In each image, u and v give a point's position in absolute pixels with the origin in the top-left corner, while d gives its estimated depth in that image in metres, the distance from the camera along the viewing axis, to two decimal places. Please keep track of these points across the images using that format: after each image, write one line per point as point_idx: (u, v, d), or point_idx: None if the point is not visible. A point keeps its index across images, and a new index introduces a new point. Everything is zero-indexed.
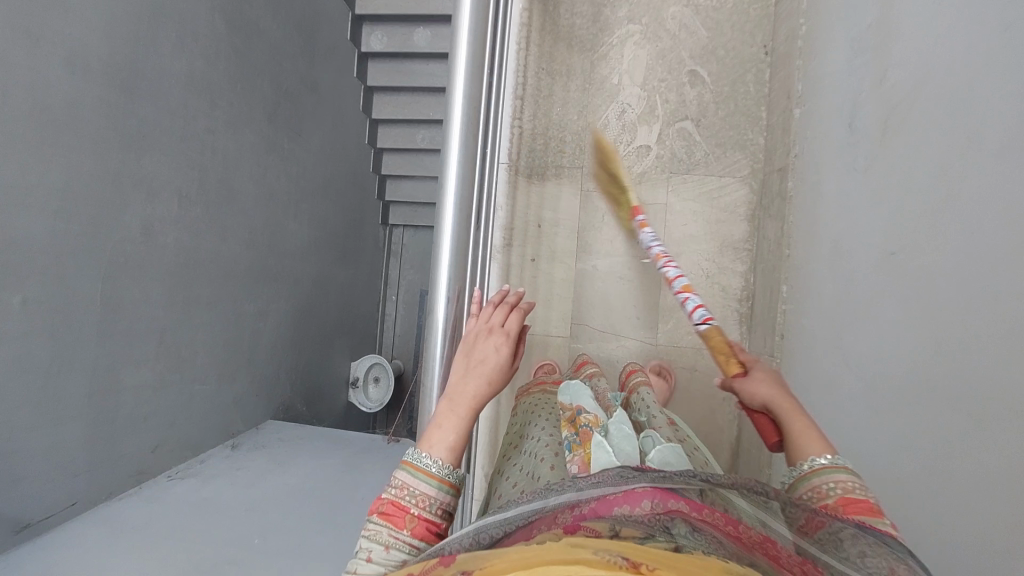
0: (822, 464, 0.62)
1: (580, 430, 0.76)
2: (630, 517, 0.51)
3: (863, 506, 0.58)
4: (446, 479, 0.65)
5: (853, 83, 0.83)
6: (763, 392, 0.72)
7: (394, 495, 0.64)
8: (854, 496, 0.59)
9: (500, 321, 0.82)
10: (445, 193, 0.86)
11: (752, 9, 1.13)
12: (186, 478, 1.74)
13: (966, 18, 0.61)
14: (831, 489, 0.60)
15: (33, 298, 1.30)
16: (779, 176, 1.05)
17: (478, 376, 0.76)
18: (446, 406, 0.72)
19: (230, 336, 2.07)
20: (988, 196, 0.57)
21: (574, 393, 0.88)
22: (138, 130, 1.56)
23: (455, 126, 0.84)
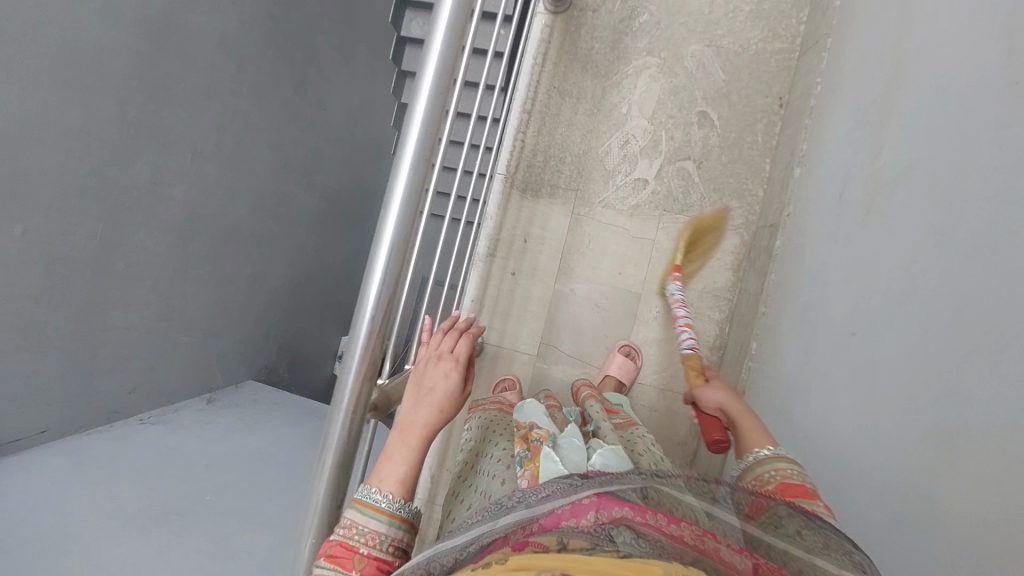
0: (765, 453, 0.68)
1: (532, 443, 0.76)
2: (577, 529, 0.47)
3: (797, 490, 0.62)
4: (397, 514, 0.66)
5: (852, 153, 0.82)
6: (720, 397, 0.83)
7: (342, 534, 0.64)
8: (790, 480, 0.63)
9: (449, 347, 0.83)
10: (395, 175, 0.65)
11: (774, 60, 1.12)
12: (156, 425, 1.71)
13: (962, 112, 0.61)
14: (770, 476, 0.65)
15: (35, 230, 1.33)
16: (770, 232, 1.03)
17: (429, 405, 0.76)
18: (395, 438, 0.72)
19: (223, 294, 2.10)
20: (951, 301, 0.57)
21: (528, 412, 0.88)
22: (162, 81, 1.58)
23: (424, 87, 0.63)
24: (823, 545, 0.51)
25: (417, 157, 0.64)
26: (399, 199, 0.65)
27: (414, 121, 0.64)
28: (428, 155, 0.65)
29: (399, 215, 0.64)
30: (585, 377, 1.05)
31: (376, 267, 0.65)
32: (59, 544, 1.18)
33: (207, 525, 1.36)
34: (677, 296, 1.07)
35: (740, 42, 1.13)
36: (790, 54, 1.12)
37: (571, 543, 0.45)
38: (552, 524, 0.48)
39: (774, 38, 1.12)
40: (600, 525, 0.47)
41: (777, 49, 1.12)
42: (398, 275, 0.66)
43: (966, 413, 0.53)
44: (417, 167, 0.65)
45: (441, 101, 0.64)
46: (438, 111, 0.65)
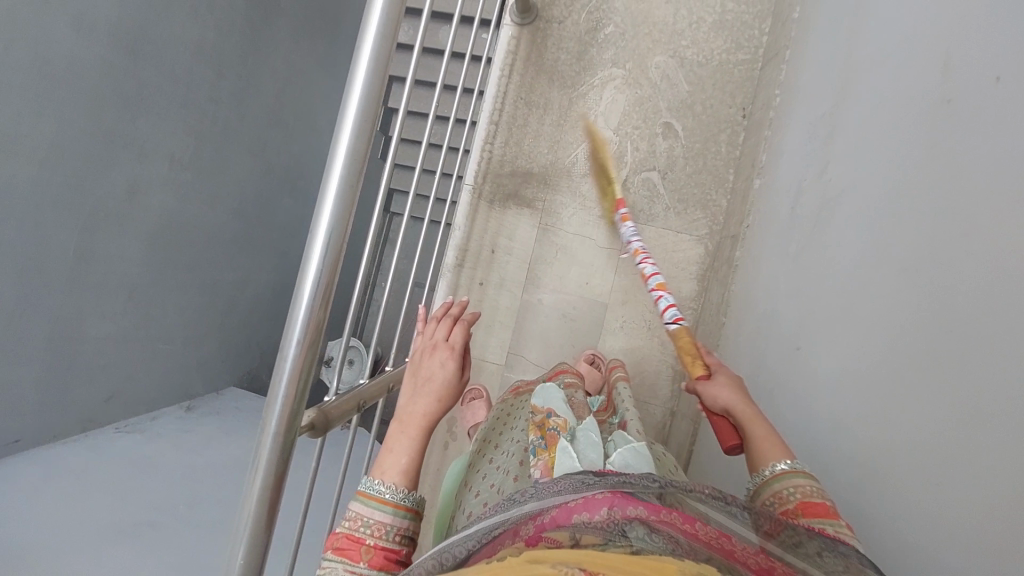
0: (779, 470, 0.58)
1: (547, 433, 0.72)
2: (590, 525, 0.45)
3: (820, 510, 0.54)
4: (401, 503, 0.64)
5: (805, 164, 0.83)
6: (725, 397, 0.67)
7: (347, 527, 0.63)
8: (812, 499, 0.55)
9: (444, 336, 0.81)
10: (324, 178, 0.54)
11: (738, 70, 1.13)
12: (133, 433, 1.71)
13: (897, 130, 0.62)
14: (790, 493, 0.56)
15: (8, 243, 1.32)
16: (732, 242, 1.06)
17: (427, 394, 0.74)
18: (396, 428, 0.71)
19: (204, 302, 2.09)
20: (884, 318, 0.58)
21: (545, 396, 0.82)
22: (138, 91, 1.58)
23: (362, 71, 0.53)
24: (843, 568, 0.45)
25: (350, 157, 0.53)
26: (329, 207, 0.54)
27: (344, 120, 0.53)
28: (363, 160, 0.54)
29: (331, 220, 0.54)
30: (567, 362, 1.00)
31: (304, 286, 0.55)
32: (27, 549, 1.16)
33: (184, 539, 1.35)
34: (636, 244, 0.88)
35: (703, 53, 1.14)
36: (752, 64, 1.13)
37: (584, 540, 0.42)
38: (563, 520, 0.46)
39: (737, 48, 1.13)
40: (614, 521, 0.45)
41: (740, 59, 1.13)
42: (327, 300, 0.55)
43: (894, 430, 0.55)
44: (348, 174, 0.54)
45: (377, 96, 0.54)
46: (375, 107, 0.54)
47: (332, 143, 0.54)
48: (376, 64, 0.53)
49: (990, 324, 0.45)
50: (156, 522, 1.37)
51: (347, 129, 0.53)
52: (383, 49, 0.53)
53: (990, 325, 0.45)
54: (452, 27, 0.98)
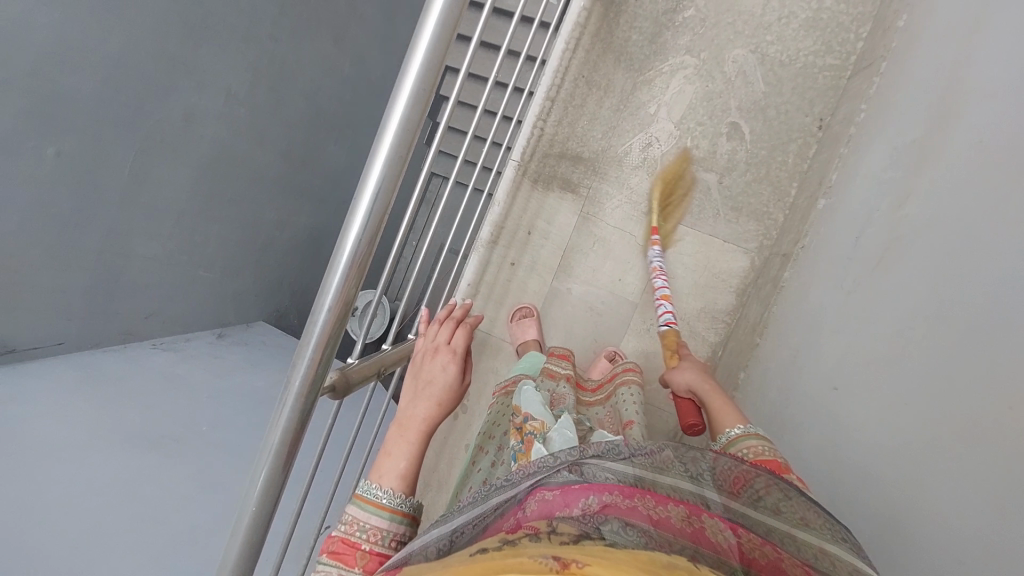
0: (736, 433, 0.71)
1: (525, 437, 0.75)
2: (570, 514, 0.45)
3: (773, 464, 0.64)
4: (398, 509, 0.67)
5: (877, 195, 0.77)
6: (690, 379, 0.86)
7: (343, 531, 0.65)
8: (763, 455, 0.65)
9: (446, 339, 0.87)
10: (376, 145, 0.52)
11: (823, 77, 1.05)
12: (167, 351, 1.80)
13: (988, 176, 0.56)
14: (744, 453, 0.67)
15: (67, 154, 1.38)
16: (782, 262, 1.01)
17: (427, 397, 0.79)
18: (395, 433, 0.74)
19: (244, 237, 2.14)
20: (931, 376, 0.55)
21: (525, 398, 0.83)
22: (203, 20, 1.59)
23: (426, 36, 0.50)
24: (801, 519, 0.51)
25: (403, 127, 0.52)
26: (376, 177, 0.53)
27: (400, 90, 0.51)
28: (415, 133, 0.53)
29: (377, 190, 0.53)
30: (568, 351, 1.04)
31: (341, 254, 0.54)
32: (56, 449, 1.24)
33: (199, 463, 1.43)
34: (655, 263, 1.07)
35: (788, 52, 1.06)
36: (841, 71, 1.04)
37: (560, 527, 0.42)
38: (543, 513, 0.46)
39: (827, 52, 1.05)
40: (593, 511, 0.45)
41: (828, 64, 1.05)
42: (361, 273, 0.55)
43: (922, 495, 0.52)
44: (398, 147, 0.52)
45: (437, 68, 0.51)
46: (433, 78, 0.51)
47: (384, 114, 0.52)
48: (442, 31, 0.50)
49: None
50: (177, 438, 1.45)
51: (403, 99, 0.51)
52: (451, 16, 0.49)
53: None
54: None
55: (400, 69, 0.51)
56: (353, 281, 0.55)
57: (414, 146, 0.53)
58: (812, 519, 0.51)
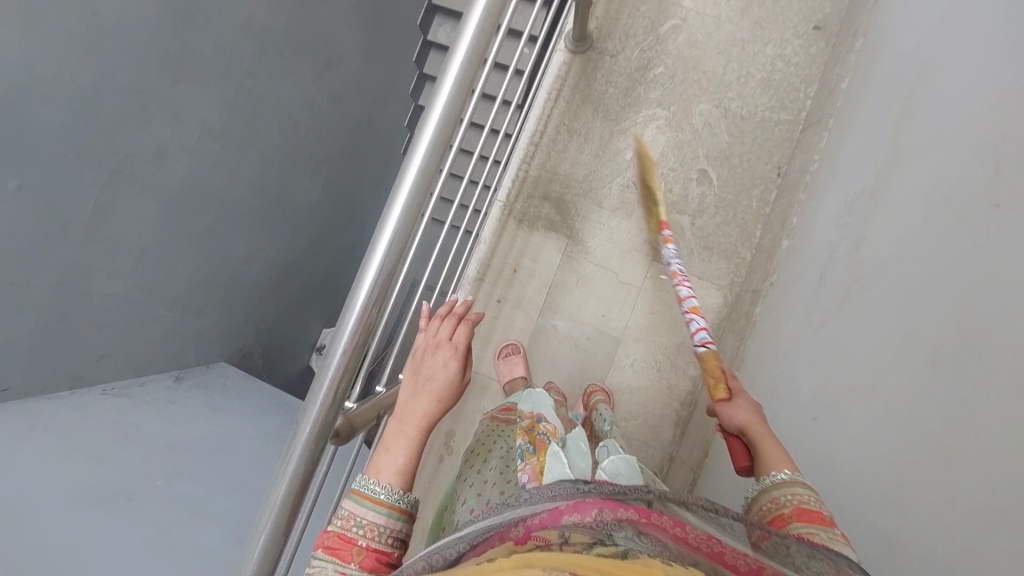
0: (781, 478, 0.63)
1: (537, 438, 0.76)
2: (580, 524, 0.44)
3: (815, 516, 0.58)
4: (396, 505, 0.65)
5: (837, 236, 0.85)
6: (742, 416, 0.73)
7: (339, 526, 0.62)
8: (808, 506, 0.59)
9: (448, 335, 0.80)
10: (391, 202, 0.61)
11: (778, 130, 1.18)
12: (118, 395, 1.47)
13: (931, 221, 0.64)
14: (786, 499, 0.60)
15: (29, 187, 1.32)
16: (753, 298, 1.07)
17: (427, 394, 0.75)
18: (394, 427, 0.71)
19: (212, 274, 2.03)
20: (907, 403, 0.59)
21: (535, 403, 0.88)
22: (182, 58, 1.60)
23: (436, 116, 0.61)
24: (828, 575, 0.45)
25: (415, 186, 0.61)
26: (390, 228, 0.61)
27: (411, 162, 0.61)
28: (425, 193, 0.62)
29: (391, 239, 0.60)
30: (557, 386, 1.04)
31: (357, 295, 0.60)
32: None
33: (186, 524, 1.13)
34: (674, 266, 0.95)
35: (747, 108, 1.20)
36: (793, 126, 1.18)
37: (572, 537, 0.42)
38: (553, 519, 0.46)
39: (781, 108, 1.19)
40: (606, 521, 0.44)
41: (782, 119, 1.18)
42: (376, 312, 0.61)
43: (907, 518, 0.56)
44: (410, 203, 0.61)
45: (443, 144, 0.61)
46: (441, 150, 0.62)
47: (399, 176, 0.61)
48: (447, 112, 0.61)
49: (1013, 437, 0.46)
50: (155, 486, 1.15)
51: (415, 164, 0.61)
52: (456, 103, 0.61)
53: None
54: (519, 48, 0.99)
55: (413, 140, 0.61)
56: (368, 319, 0.60)
57: (422, 204, 0.62)
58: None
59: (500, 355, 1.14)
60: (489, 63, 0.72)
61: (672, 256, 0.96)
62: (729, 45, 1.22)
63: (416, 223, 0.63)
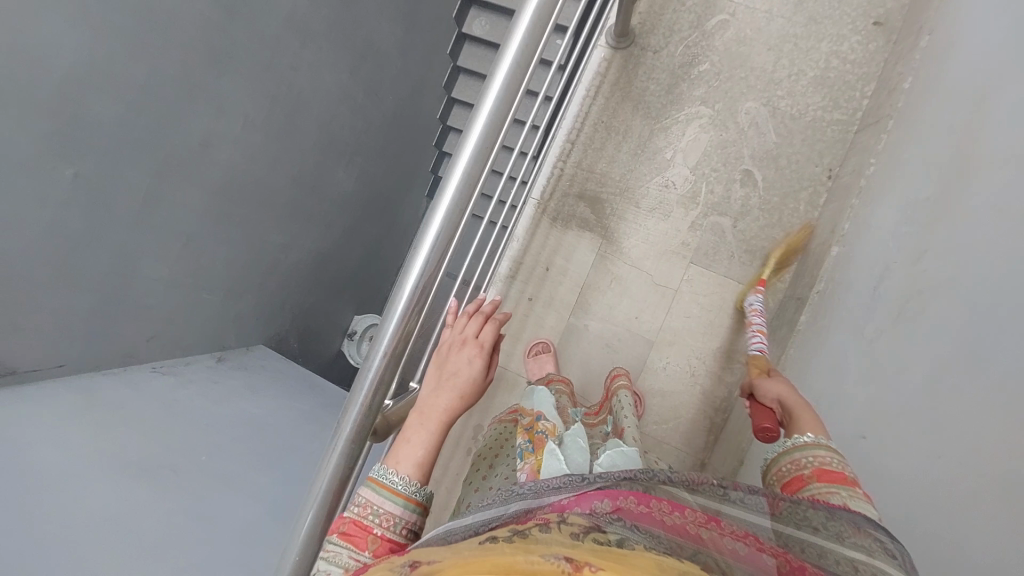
0: (804, 440, 0.65)
1: (535, 437, 0.75)
2: (583, 512, 0.45)
3: (835, 477, 0.59)
4: (413, 497, 0.66)
5: (895, 246, 0.80)
6: (779, 391, 0.79)
7: (356, 513, 0.64)
8: (829, 467, 0.60)
9: (474, 332, 0.80)
10: (431, 215, 0.67)
11: (831, 130, 1.13)
12: (166, 376, 1.52)
13: (999, 235, 0.60)
14: (808, 461, 0.62)
15: (84, 176, 1.38)
16: (797, 306, 1.03)
17: (450, 389, 0.74)
18: (416, 420, 0.71)
19: (251, 261, 2.09)
20: (965, 432, 0.56)
21: (538, 401, 0.88)
22: (227, 51, 1.65)
23: (476, 134, 0.66)
24: (842, 535, 0.48)
25: (456, 197, 0.66)
26: (430, 238, 0.66)
27: (451, 179, 0.66)
28: (463, 208, 0.67)
29: (430, 250, 0.66)
30: (562, 374, 1.04)
31: (398, 301, 0.66)
32: (51, 490, 0.95)
33: (230, 495, 1.16)
34: (756, 304, 1.04)
35: (798, 106, 1.15)
36: (848, 126, 1.13)
37: (570, 518, 0.42)
38: (557, 509, 0.46)
39: (835, 107, 1.14)
40: (605, 512, 0.45)
41: (835, 119, 1.13)
42: (417, 316, 0.67)
43: (963, 553, 0.52)
44: (449, 215, 0.66)
45: (481, 163, 0.66)
46: (479, 167, 0.66)
47: (440, 192, 0.66)
48: (485, 131, 0.66)
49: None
50: (199, 461, 1.18)
51: (456, 178, 0.66)
52: (495, 122, 0.65)
53: None
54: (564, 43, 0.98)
55: (453, 157, 0.67)
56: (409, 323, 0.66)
57: (458, 220, 0.67)
58: (866, 534, 0.47)
59: (530, 354, 1.15)
60: (534, 64, 0.67)
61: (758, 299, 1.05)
62: (780, 40, 1.18)
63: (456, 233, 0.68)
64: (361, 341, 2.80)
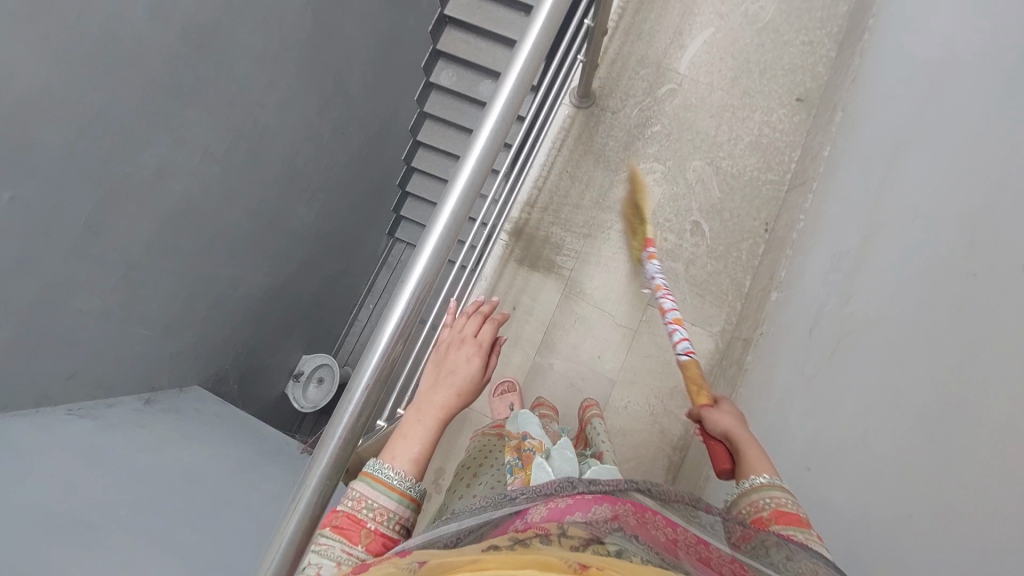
0: (759, 482, 0.64)
1: (523, 453, 0.74)
2: (582, 520, 0.46)
3: (792, 519, 0.59)
4: (407, 492, 0.66)
5: (826, 291, 0.90)
6: (727, 422, 0.75)
7: (350, 507, 0.63)
8: (786, 508, 0.60)
9: (473, 331, 0.83)
10: (420, 250, 0.70)
11: (766, 189, 1.27)
12: (85, 420, 1.35)
13: (906, 283, 0.71)
14: (765, 502, 0.62)
15: (22, 200, 1.28)
16: (744, 345, 1.11)
17: (448, 386, 0.77)
18: (413, 415, 0.73)
19: (196, 294, 1.97)
20: (894, 460, 0.62)
21: (522, 423, 0.86)
22: (193, 83, 1.65)
23: (464, 176, 0.71)
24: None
25: (445, 232, 0.70)
26: (419, 270, 0.70)
27: (438, 219, 0.71)
28: (452, 242, 0.71)
29: (419, 280, 0.69)
30: (548, 400, 1.08)
31: (383, 332, 0.68)
32: None
33: (158, 559, 0.99)
34: (658, 281, 1.01)
35: (737, 166, 1.30)
36: (780, 186, 1.27)
37: (570, 529, 0.44)
38: (556, 516, 0.47)
39: (768, 168, 1.29)
40: (603, 521, 0.46)
41: (769, 179, 1.28)
42: (404, 343, 0.68)
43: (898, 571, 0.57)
44: (438, 250, 0.70)
45: (468, 204, 0.71)
46: (469, 203, 0.71)
47: (429, 226, 0.70)
48: (473, 175, 0.71)
49: (987, 487, 0.50)
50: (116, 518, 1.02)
51: (445, 215, 0.70)
52: (482, 167, 0.71)
53: (996, 499, 0.49)
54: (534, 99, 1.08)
55: (441, 196, 0.71)
56: (394, 351, 0.67)
57: (446, 254, 0.71)
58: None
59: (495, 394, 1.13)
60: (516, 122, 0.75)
61: (656, 271, 1.02)
62: (720, 109, 1.34)
63: (443, 266, 0.71)
64: (307, 383, 2.61)
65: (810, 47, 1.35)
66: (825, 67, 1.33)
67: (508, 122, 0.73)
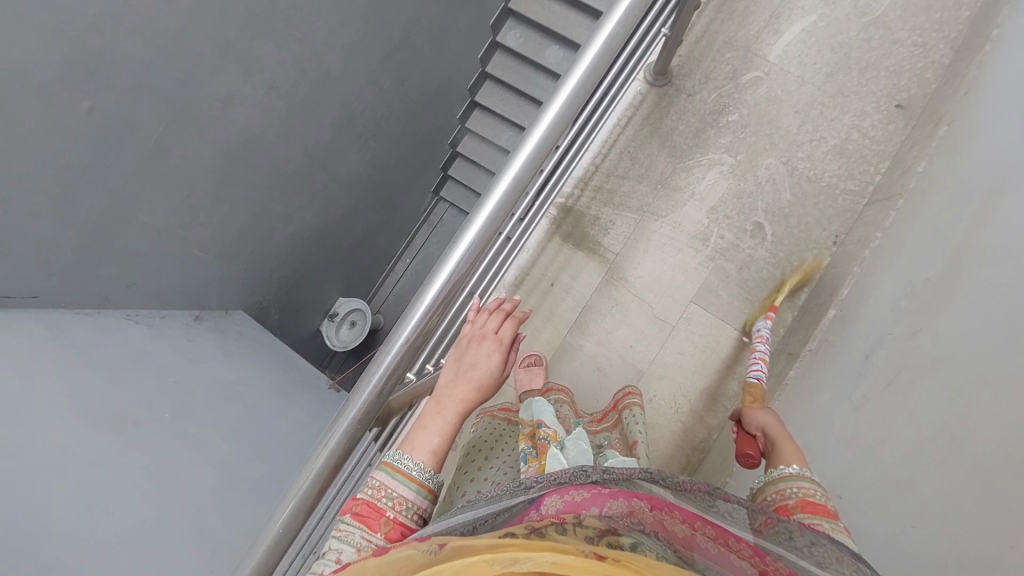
0: (785, 471, 0.65)
1: (538, 441, 0.72)
2: (602, 515, 0.44)
3: (819, 510, 0.59)
4: (425, 484, 0.66)
5: (892, 319, 0.83)
6: (763, 419, 0.78)
7: (369, 494, 0.64)
8: (813, 498, 0.60)
9: (495, 327, 0.77)
10: (473, 215, 0.69)
11: (842, 199, 1.18)
12: (138, 325, 1.45)
13: (981, 323, 0.65)
14: (792, 491, 0.62)
15: (99, 111, 1.33)
16: (789, 360, 1.06)
17: (468, 381, 0.73)
18: (431, 408, 0.71)
19: (247, 225, 2.04)
20: (945, 511, 0.57)
21: (537, 410, 0.79)
22: (264, 15, 1.66)
23: (531, 144, 0.68)
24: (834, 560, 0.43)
25: (501, 201, 0.68)
26: (470, 235, 0.69)
27: (491, 195, 0.69)
28: (507, 212, 0.69)
29: (470, 245, 0.68)
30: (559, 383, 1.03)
31: (427, 291, 0.68)
32: None
33: (186, 462, 1.07)
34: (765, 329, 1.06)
35: (816, 169, 1.20)
36: (859, 197, 1.17)
37: (586, 520, 0.43)
38: (571, 509, 0.45)
39: (849, 177, 1.19)
40: (621, 517, 0.44)
41: (848, 189, 1.18)
42: (444, 307, 0.68)
43: None
44: (492, 219, 0.69)
45: (531, 173, 0.69)
46: (530, 176, 0.69)
47: (486, 193, 0.69)
48: (539, 144, 0.69)
49: None
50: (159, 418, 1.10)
51: (504, 184, 0.69)
52: (550, 138, 0.68)
53: None
54: (610, 72, 1.02)
55: (503, 164, 0.69)
56: (434, 311, 0.67)
57: (500, 222, 0.69)
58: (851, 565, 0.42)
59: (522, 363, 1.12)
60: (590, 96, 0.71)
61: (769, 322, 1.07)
62: (808, 106, 1.23)
63: (494, 236, 0.70)
64: (341, 324, 2.70)
65: (922, 49, 1.21)
66: (936, 73, 1.18)
67: (583, 93, 0.69)
